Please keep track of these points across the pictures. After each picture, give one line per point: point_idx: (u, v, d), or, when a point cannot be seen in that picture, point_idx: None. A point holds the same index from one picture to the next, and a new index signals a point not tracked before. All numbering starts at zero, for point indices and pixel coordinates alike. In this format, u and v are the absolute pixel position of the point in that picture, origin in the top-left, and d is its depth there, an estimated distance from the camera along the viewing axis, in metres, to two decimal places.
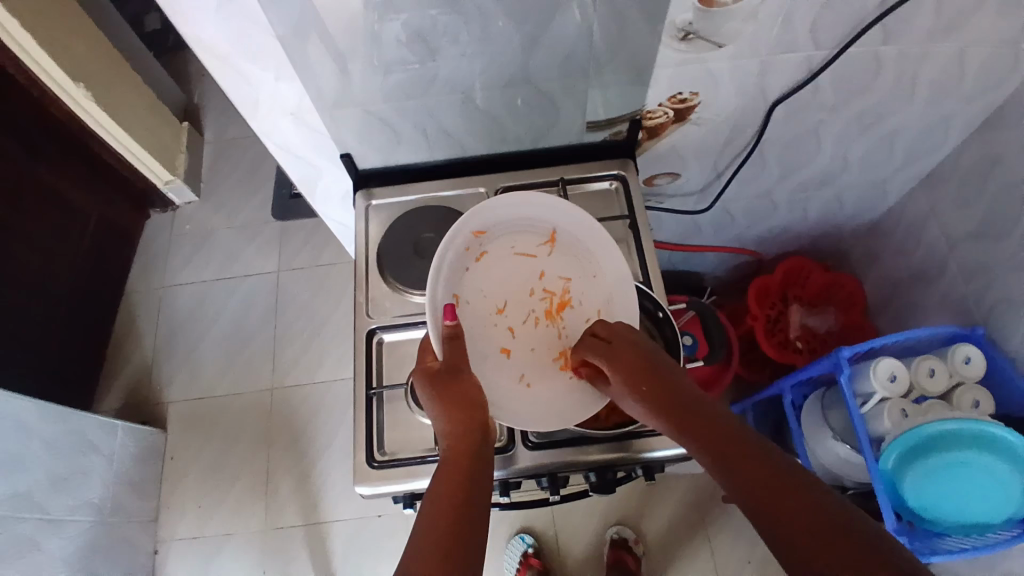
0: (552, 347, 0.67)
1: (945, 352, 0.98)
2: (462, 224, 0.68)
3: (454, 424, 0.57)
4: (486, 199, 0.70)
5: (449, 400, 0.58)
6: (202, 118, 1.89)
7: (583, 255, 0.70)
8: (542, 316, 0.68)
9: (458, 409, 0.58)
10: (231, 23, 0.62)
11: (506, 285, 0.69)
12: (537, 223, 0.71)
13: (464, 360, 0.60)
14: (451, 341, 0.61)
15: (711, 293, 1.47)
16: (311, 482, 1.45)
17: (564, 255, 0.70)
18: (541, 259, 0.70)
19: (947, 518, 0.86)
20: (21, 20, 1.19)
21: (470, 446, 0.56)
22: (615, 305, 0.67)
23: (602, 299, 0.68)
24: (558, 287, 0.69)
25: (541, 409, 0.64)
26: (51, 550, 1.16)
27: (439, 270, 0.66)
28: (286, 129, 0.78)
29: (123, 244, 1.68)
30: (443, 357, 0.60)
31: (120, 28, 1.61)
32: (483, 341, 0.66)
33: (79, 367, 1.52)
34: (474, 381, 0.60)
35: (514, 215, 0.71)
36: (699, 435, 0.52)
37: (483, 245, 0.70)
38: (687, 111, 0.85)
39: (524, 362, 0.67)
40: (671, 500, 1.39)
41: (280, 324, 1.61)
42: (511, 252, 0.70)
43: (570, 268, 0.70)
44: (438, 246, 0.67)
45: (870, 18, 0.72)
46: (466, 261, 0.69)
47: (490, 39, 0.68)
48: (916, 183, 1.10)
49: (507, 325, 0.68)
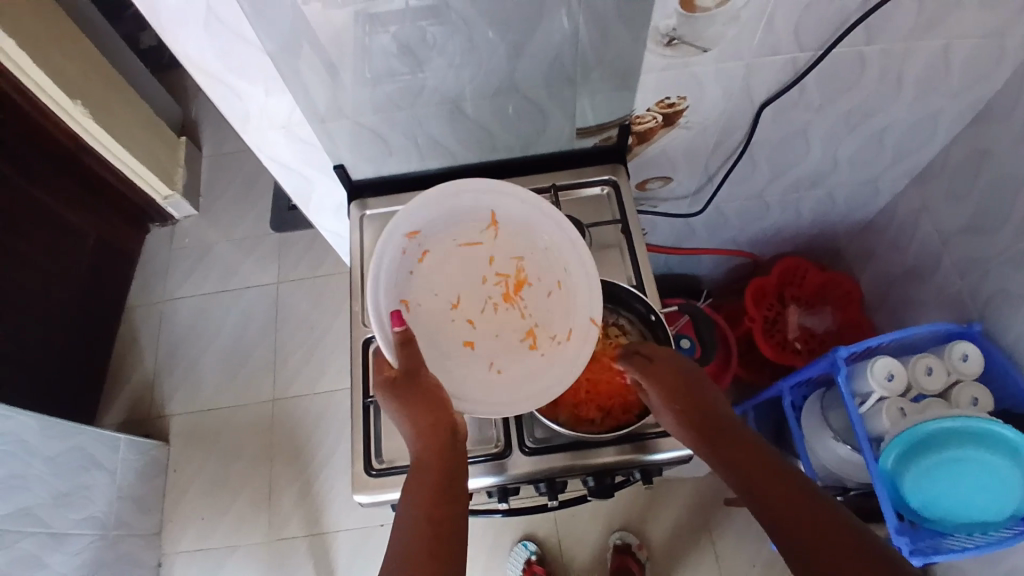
0: (514, 328, 0.68)
1: (942, 349, 0.98)
2: (390, 233, 0.68)
3: (420, 425, 0.61)
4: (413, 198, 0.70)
5: (414, 404, 0.61)
6: (199, 133, 1.91)
7: (530, 233, 0.71)
8: (501, 299, 0.69)
9: (425, 411, 0.61)
10: (220, 39, 0.63)
11: (454, 280, 0.70)
12: (481, 211, 0.72)
13: (421, 362, 0.62)
14: (405, 345, 0.62)
15: (709, 295, 1.47)
16: (314, 492, 1.45)
17: (508, 237, 0.71)
18: (485, 245, 0.71)
19: (949, 517, 0.85)
20: (16, 39, 1.22)
21: (441, 446, 0.60)
22: (570, 273, 0.69)
23: (557, 270, 0.70)
24: (511, 268, 0.71)
25: (515, 390, 0.65)
26: (54, 565, 1.16)
27: (378, 284, 0.66)
28: (278, 142, 0.79)
29: (122, 259, 1.69)
30: (401, 362, 0.62)
31: (116, 46, 1.63)
32: (440, 337, 0.67)
33: (80, 382, 1.53)
34: (433, 381, 0.62)
35: (450, 208, 0.71)
36: (725, 452, 0.58)
37: (421, 245, 0.70)
38: (675, 115, 0.85)
39: (489, 349, 0.68)
40: (674, 504, 1.38)
41: (279, 336, 1.62)
42: (454, 246, 0.71)
43: (517, 247, 0.71)
44: (372, 261, 0.67)
45: (852, 19, 0.73)
46: (408, 266, 0.69)
47: (477, 47, 0.69)
48: (907, 180, 1.11)
49: (465, 317, 0.68)
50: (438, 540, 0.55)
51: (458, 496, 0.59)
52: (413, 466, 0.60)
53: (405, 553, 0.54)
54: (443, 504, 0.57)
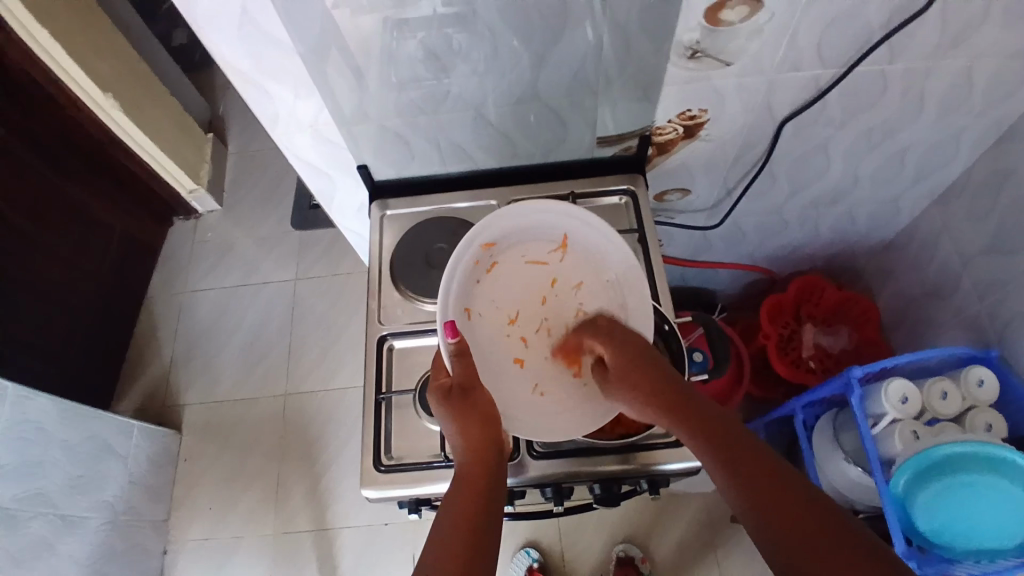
0: (565, 355, 0.69)
1: (958, 373, 0.97)
2: (469, 240, 0.69)
3: (468, 438, 0.60)
4: (494, 211, 0.71)
5: (466, 416, 0.61)
6: (227, 132, 1.95)
7: (594, 259, 0.72)
8: (555, 325, 0.70)
9: (474, 424, 0.61)
10: (252, 40, 0.65)
11: (516, 295, 0.71)
12: (547, 233, 0.73)
13: (476, 377, 0.63)
14: (460, 358, 0.62)
15: (723, 309, 1.47)
16: (322, 488, 1.46)
17: (576, 261, 0.72)
18: (552, 264, 0.72)
19: (959, 543, 0.84)
20: (52, 33, 1.27)
21: (487, 461, 0.60)
22: (628, 308, 0.69)
23: (614, 304, 0.70)
24: (570, 293, 0.71)
25: (554, 418, 0.66)
26: (63, 548, 1.18)
27: (449, 287, 0.67)
28: (304, 142, 0.81)
29: (145, 252, 1.73)
30: (456, 372, 0.62)
31: (150, 44, 1.68)
32: (495, 351, 0.69)
33: (99, 370, 1.56)
34: (485, 397, 0.63)
35: (519, 226, 0.72)
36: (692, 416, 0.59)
37: (491, 258, 0.71)
38: (696, 128, 0.86)
39: (538, 372, 0.69)
40: (681, 519, 1.37)
41: (295, 332, 1.64)
42: (521, 261, 0.72)
43: (582, 273, 0.71)
44: (446, 265, 0.68)
45: (875, 38, 0.74)
46: (476, 274, 0.70)
47: (500, 57, 0.71)
48: (928, 202, 1.10)
49: (520, 336, 0.70)
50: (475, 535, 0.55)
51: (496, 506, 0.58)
52: (455, 474, 0.60)
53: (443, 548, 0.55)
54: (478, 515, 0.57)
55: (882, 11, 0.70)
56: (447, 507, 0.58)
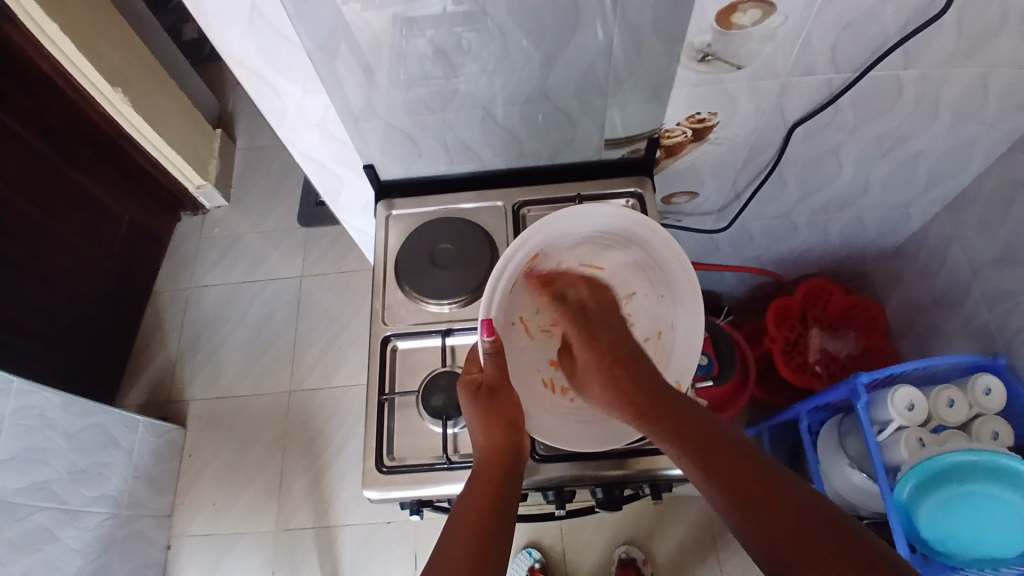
0: None
1: (965, 381, 0.96)
2: (525, 241, 0.65)
3: (490, 437, 0.62)
4: (553, 214, 0.65)
5: (491, 416, 0.62)
6: (234, 125, 1.95)
7: (655, 270, 0.69)
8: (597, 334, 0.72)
9: (499, 425, 0.62)
10: (259, 36, 0.65)
11: None
12: (600, 236, 0.69)
13: (506, 378, 0.63)
14: (495, 358, 0.63)
15: (729, 312, 1.46)
16: (323, 485, 1.46)
17: (627, 270, 0.71)
18: (607, 271, 0.71)
19: (962, 551, 0.83)
20: (62, 26, 1.26)
21: (506, 460, 0.62)
22: (676, 330, 0.69)
23: (664, 320, 0.70)
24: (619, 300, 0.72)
25: (566, 432, 0.65)
26: (67, 540, 1.19)
27: (495, 292, 0.64)
28: (312, 140, 0.81)
29: (150, 246, 1.73)
30: (489, 371, 0.63)
31: (158, 37, 1.68)
32: (535, 353, 0.70)
33: (103, 362, 1.57)
34: (515, 399, 0.63)
35: (574, 229, 0.68)
36: (665, 422, 0.60)
37: (540, 266, 0.69)
38: (706, 131, 0.86)
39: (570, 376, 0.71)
40: (683, 521, 1.37)
41: (301, 327, 1.64)
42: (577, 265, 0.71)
43: (632, 282, 0.71)
44: (501, 256, 0.64)
45: (890, 43, 0.73)
46: (531, 278, 0.69)
47: (511, 56, 0.70)
48: (938, 208, 1.09)
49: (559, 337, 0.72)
50: (486, 530, 0.56)
51: (512, 491, 0.60)
52: (473, 472, 0.62)
53: (455, 534, 0.56)
54: (492, 515, 0.57)
55: (897, 17, 0.69)
56: (462, 504, 0.58)
